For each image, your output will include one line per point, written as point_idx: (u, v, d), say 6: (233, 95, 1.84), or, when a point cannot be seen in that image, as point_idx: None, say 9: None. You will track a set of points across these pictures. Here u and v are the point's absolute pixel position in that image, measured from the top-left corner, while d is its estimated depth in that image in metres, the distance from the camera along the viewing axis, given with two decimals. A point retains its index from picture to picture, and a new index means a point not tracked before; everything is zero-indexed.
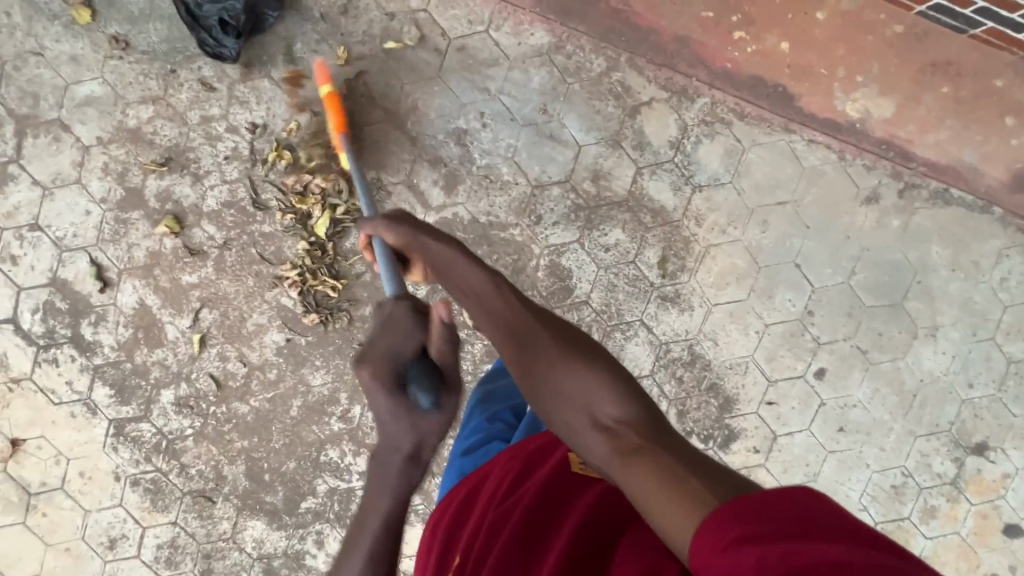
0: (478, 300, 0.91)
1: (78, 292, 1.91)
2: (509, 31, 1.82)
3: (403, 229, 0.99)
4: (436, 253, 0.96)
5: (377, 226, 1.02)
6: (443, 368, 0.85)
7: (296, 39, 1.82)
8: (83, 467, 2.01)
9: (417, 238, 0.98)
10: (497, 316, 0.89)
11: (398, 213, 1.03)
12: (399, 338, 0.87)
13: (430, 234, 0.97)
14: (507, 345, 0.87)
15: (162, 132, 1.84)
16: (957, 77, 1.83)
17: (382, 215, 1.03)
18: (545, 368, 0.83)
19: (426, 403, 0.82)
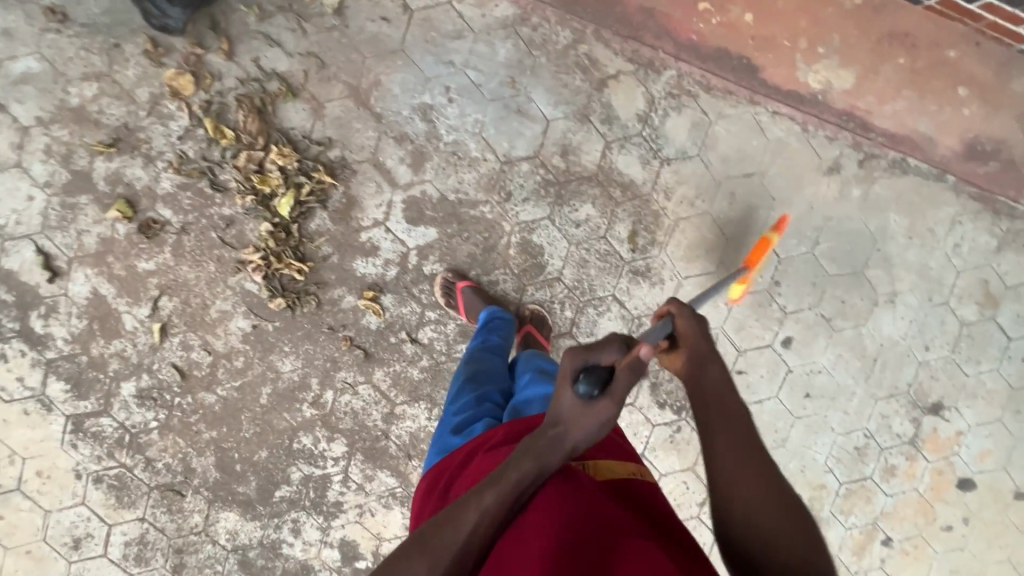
0: (725, 415, 0.95)
1: (24, 282, 1.81)
2: (473, 3, 1.77)
3: (700, 326, 1.01)
4: (714, 375, 0.98)
5: (682, 314, 1.02)
6: (616, 386, 0.88)
7: (249, 10, 1.73)
8: (40, 467, 1.92)
9: (704, 341, 1.01)
10: (736, 438, 0.93)
11: (703, 318, 1.03)
12: (601, 346, 0.91)
13: (720, 358, 0.99)
14: (721, 458, 0.92)
15: (108, 110, 1.74)
16: (912, 48, 1.88)
17: (693, 310, 1.03)
18: (754, 493, 0.89)
19: (583, 391, 0.87)
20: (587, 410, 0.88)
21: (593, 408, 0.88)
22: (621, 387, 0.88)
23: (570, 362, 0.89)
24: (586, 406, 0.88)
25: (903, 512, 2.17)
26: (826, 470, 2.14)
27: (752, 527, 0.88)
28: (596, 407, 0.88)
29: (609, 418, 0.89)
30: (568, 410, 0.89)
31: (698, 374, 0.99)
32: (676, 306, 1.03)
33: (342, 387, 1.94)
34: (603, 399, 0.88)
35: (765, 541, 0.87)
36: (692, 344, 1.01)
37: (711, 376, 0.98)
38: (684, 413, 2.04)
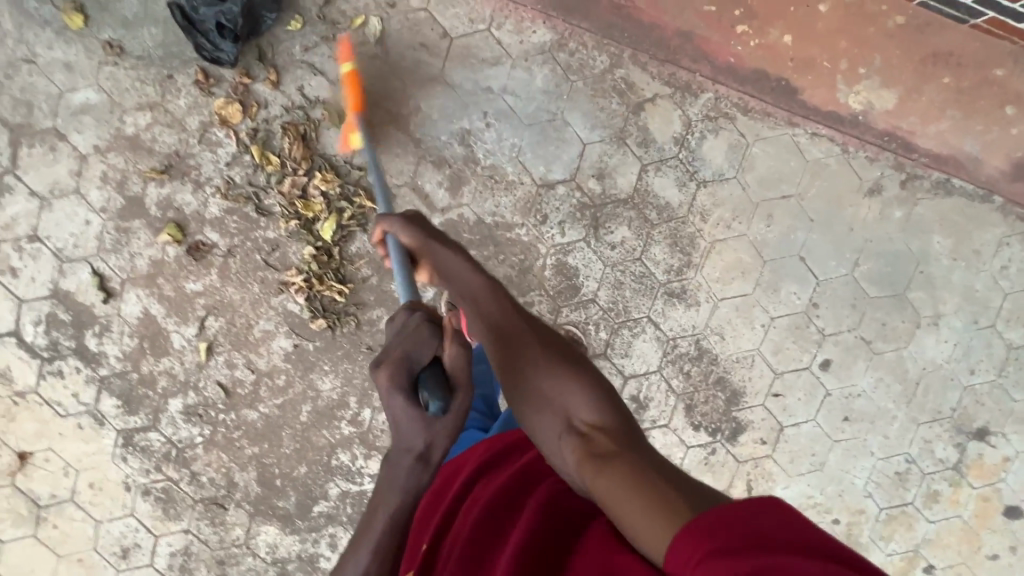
0: (493, 312, 1.05)
1: (80, 303, 1.89)
2: (512, 29, 1.79)
3: (423, 237, 1.15)
4: (447, 262, 1.12)
5: (393, 224, 1.16)
6: (455, 374, 0.90)
7: (294, 40, 1.77)
8: (92, 478, 2.00)
9: (429, 245, 1.14)
10: (511, 328, 1.01)
11: (412, 216, 1.18)
12: (412, 347, 0.89)
13: (441, 242, 1.13)
14: (507, 342, 1.00)
15: (160, 139, 1.81)
16: (958, 68, 1.84)
17: (399, 215, 1.17)
18: (547, 377, 0.94)
19: (436, 407, 0.86)
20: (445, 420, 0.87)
21: (442, 412, 0.87)
22: (463, 376, 0.90)
23: (390, 378, 0.87)
24: (438, 413, 0.86)
25: (946, 539, 2.11)
26: (866, 495, 2.09)
27: (545, 410, 0.92)
28: (446, 408, 0.87)
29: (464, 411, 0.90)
30: (416, 434, 0.86)
31: (457, 276, 1.10)
32: (393, 225, 1.16)
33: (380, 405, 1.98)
34: (455, 397, 0.88)
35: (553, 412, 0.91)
36: (422, 249, 1.15)
37: (469, 269, 1.10)
38: (718, 435, 2.02)
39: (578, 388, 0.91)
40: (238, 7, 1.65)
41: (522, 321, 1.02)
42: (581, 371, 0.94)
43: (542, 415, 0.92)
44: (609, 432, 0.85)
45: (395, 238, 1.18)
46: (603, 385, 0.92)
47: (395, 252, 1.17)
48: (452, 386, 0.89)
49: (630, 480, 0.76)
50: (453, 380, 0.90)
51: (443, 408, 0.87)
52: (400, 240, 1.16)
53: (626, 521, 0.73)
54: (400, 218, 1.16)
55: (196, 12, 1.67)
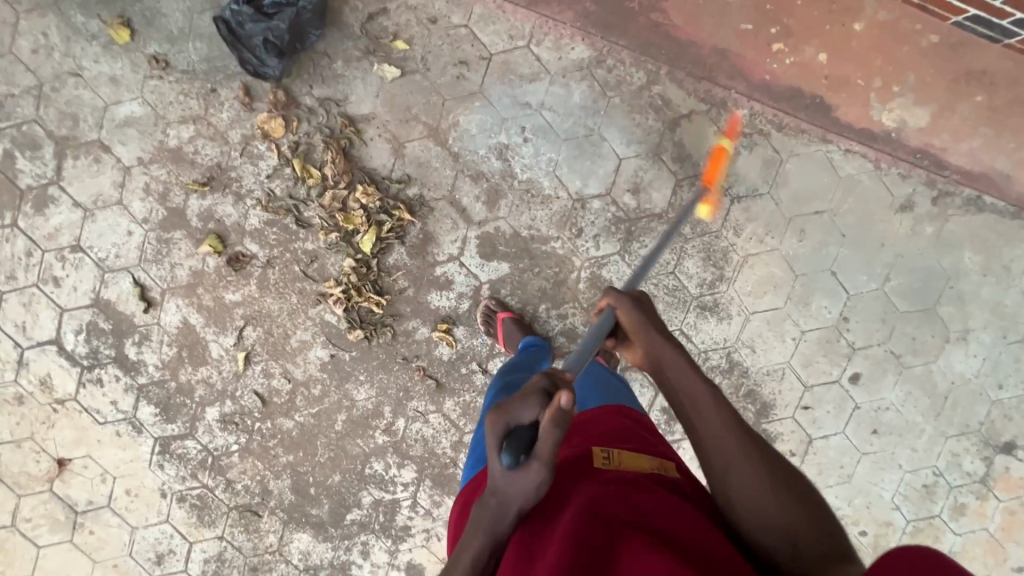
0: (701, 403, 1.01)
1: (120, 312, 1.92)
2: (551, 46, 1.81)
3: (643, 319, 1.16)
4: (667, 355, 1.10)
5: (620, 301, 1.19)
6: (540, 445, 0.83)
7: (336, 55, 1.80)
8: (129, 485, 2.02)
9: (658, 336, 1.13)
10: (718, 428, 0.98)
11: (642, 299, 1.20)
12: (518, 404, 0.86)
13: (667, 337, 1.13)
14: (713, 433, 0.97)
15: (203, 151, 1.83)
16: (991, 86, 1.86)
17: (629, 294, 1.20)
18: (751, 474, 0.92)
19: (507, 462, 0.83)
20: (516, 478, 0.84)
21: (519, 474, 0.83)
22: (546, 450, 0.82)
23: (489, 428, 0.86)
24: (514, 474, 0.83)
25: (972, 552, 2.12)
26: (893, 507, 2.10)
27: (748, 511, 0.90)
28: (524, 473, 0.83)
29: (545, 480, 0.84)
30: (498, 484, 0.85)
31: (665, 364, 1.09)
32: (621, 304, 1.18)
33: (414, 415, 2.00)
34: (532, 463, 0.82)
35: (758, 517, 0.89)
36: (641, 334, 1.15)
37: (677, 357, 1.09)
38: None
39: (788, 497, 0.91)
40: (285, 24, 1.68)
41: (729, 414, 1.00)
42: (790, 478, 0.93)
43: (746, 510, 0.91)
44: (819, 547, 0.87)
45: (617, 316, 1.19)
46: (811, 498, 0.92)
47: (606, 325, 1.20)
48: (530, 449, 0.83)
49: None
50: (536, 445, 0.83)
51: (515, 465, 0.83)
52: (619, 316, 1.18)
53: None
54: (635, 302, 1.18)
55: (243, 27, 1.71)
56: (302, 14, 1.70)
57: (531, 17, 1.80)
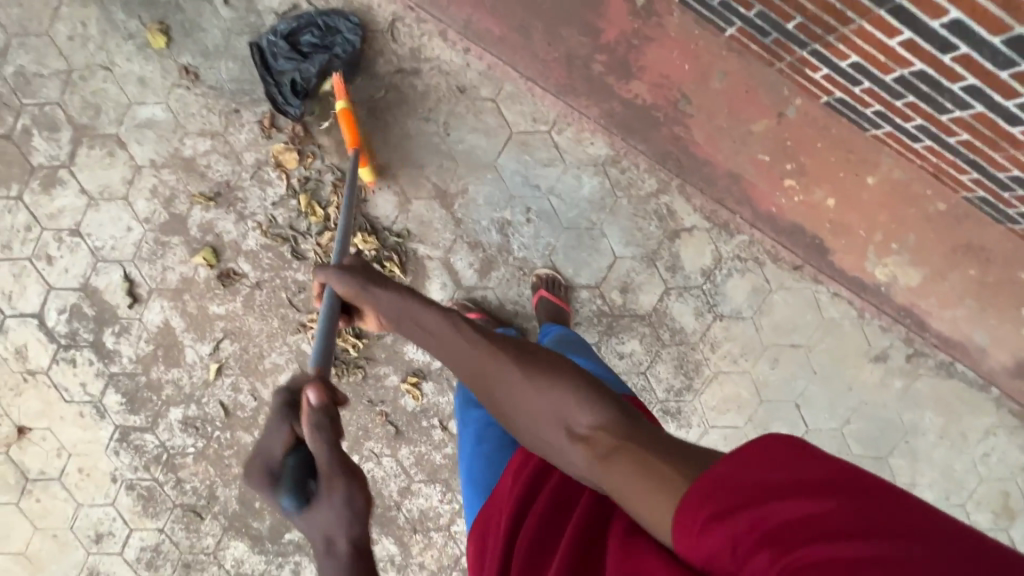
0: (456, 335, 0.99)
1: (106, 301, 1.95)
2: (571, 136, 1.84)
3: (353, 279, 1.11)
4: (386, 299, 1.08)
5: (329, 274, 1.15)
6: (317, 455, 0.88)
7: (362, 103, 1.82)
8: (83, 464, 2.07)
9: (365, 289, 1.10)
10: (461, 348, 0.97)
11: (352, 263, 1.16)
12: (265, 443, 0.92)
13: (377, 284, 1.09)
14: (475, 373, 0.95)
15: (214, 166, 1.86)
16: (986, 262, 1.89)
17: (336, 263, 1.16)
18: (522, 395, 0.88)
19: (289, 506, 0.83)
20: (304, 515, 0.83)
21: (307, 512, 0.83)
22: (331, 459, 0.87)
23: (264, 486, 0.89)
24: (313, 508, 0.83)
25: None
26: None
27: (535, 423, 0.86)
28: (314, 503, 0.83)
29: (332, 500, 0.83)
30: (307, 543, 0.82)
31: (398, 314, 1.05)
32: (326, 275, 1.16)
33: (368, 454, 2.05)
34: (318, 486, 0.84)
35: (542, 433, 0.86)
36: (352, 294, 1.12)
37: (408, 306, 1.05)
38: None
39: (565, 391, 0.85)
40: (315, 69, 1.73)
41: (496, 343, 0.96)
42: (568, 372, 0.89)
43: (535, 433, 0.87)
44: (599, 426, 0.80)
45: (330, 289, 1.17)
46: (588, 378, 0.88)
47: (331, 306, 1.18)
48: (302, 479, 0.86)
49: (646, 470, 0.71)
50: (312, 466, 0.88)
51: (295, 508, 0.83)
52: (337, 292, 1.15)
53: (639, 510, 0.69)
54: (331, 268, 1.15)
55: (276, 62, 1.74)
56: (334, 61, 1.73)
57: (558, 105, 1.82)
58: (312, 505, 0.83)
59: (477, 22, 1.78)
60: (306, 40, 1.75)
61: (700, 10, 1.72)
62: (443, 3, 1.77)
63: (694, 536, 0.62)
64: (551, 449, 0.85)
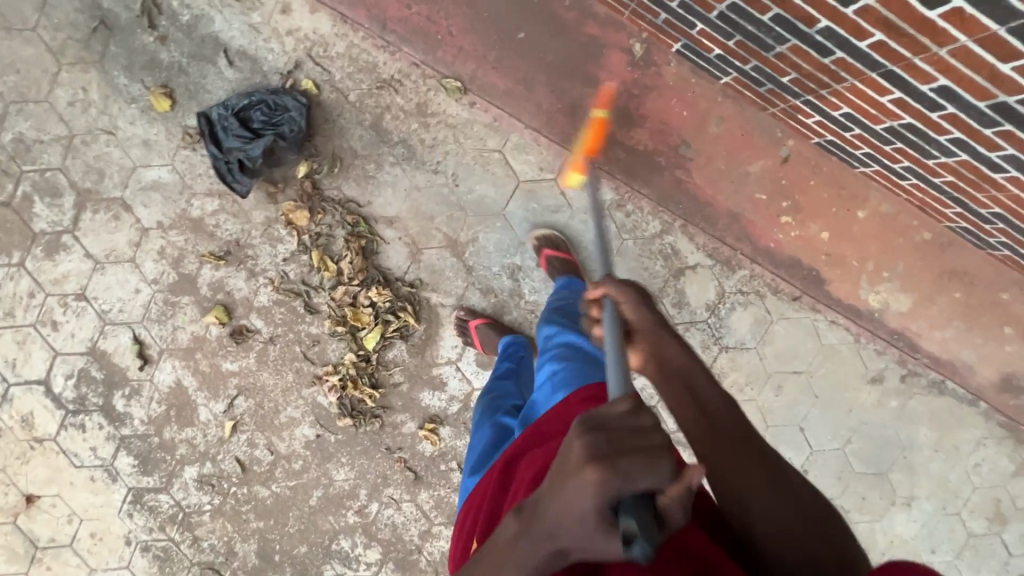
0: (675, 374, 0.92)
1: (115, 364, 1.93)
2: (577, 183, 1.89)
3: (652, 314, 0.99)
4: (667, 348, 0.95)
5: (624, 295, 1.01)
6: (670, 512, 0.54)
7: (371, 158, 1.85)
8: (95, 528, 2.02)
9: (660, 330, 0.97)
10: (698, 404, 0.88)
11: (645, 293, 1.02)
12: (623, 426, 0.58)
13: (673, 334, 0.97)
14: (719, 429, 0.85)
15: (223, 226, 1.86)
16: (970, 286, 2.01)
17: (632, 286, 1.02)
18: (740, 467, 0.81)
19: (640, 549, 0.52)
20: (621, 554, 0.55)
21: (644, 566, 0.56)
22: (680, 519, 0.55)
23: (586, 476, 0.55)
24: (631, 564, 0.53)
25: None
26: None
27: (745, 506, 0.78)
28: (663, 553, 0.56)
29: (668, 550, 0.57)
30: (582, 540, 0.56)
31: (665, 360, 0.94)
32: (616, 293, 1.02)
33: (388, 501, 2.06)
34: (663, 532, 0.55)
35: (751, 521, 0.78)
36: (642, 329, 0.98)
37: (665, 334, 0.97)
38: None
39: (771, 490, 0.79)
40: (258, 152, 1.74)
41: (715, 403, 0.88)
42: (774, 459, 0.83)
43: (746, 519, 0.78)
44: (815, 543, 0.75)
45: (611, 306, 1.01)
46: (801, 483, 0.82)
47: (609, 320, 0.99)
48: (661, 521, 0.54)
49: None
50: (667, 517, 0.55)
51: (653, 556, 0.53)
52: (621, 310, 1.00)
53: None
54: (629, 289, 1.01)
55: (224, 140, 1.77)
56: (279, 142, 1.74)
57: (563, 154, 1.88)
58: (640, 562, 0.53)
59: (481, 77, 1.82)
60: (256, 118, 1.76)
61: (696, 61, 1.79)
62: (448, 59, 1.81)
63: None
64: (748, 535, 0.78)
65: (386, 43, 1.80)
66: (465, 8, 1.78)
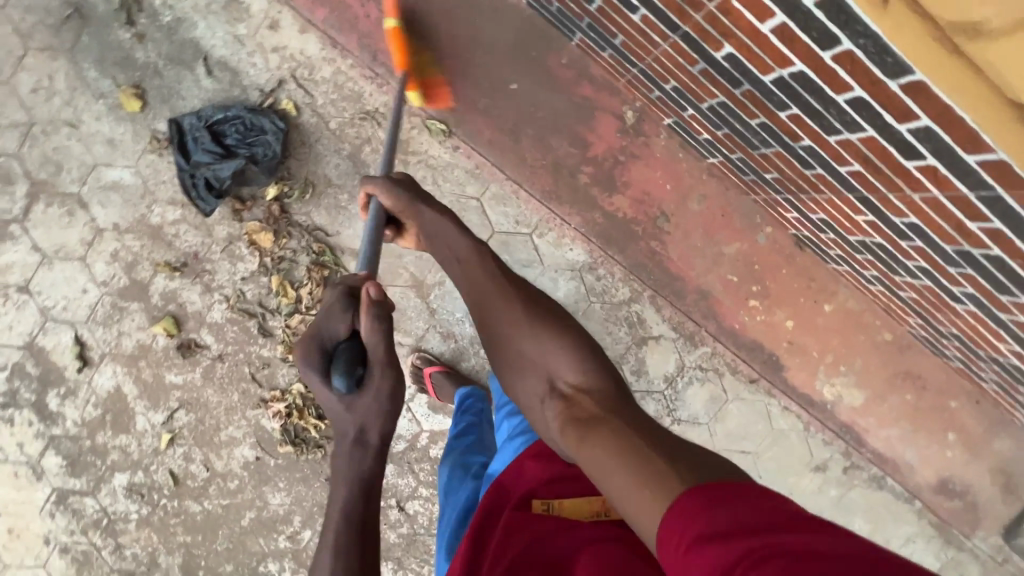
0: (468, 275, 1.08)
1: (53, 362, 1.87)
2: (552, 240, 1.87)
3: (399, 198, 1.15)
4: (428, 223, 1.15)
5: (377, 185, 1.16)
6: (370, 350, 0.94)
7: (344, 188, 1.80)
8: (12, 524, 1.95)
9: (415, 208, 1.15)
10: (478, 283, 1.05)
11: (400, 178, 1.17)
12: (326, 323, 0.97)
13: (426, 204, 1.15)
14: (484, 305, 1.02)
15: (183, 236, 1.81)
16: (921, 389, 2.04)
17: (384, 176, 1.17)
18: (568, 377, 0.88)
19: (340, 383, 0.92)
20: (339, 398, 0.92)
21: (351, 402, 0.92)
22: (378, 352, 0.94)
23: (313, 366, 0.95)
24: (354, 396, 0.92)
25: None
26: None
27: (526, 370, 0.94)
28: (364, 395, 0.92)
29: (380, 405, 0.93)
30: (342, 412, 0.93)
31: (434, 235, 1.14)
32: (372, 186, 1.16)
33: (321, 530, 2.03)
34: (365, 377, 0.92)
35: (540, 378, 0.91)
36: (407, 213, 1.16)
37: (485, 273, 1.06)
38: None
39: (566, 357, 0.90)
40: (228, 175, 1.69)
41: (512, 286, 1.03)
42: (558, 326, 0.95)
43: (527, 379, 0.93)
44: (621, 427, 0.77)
45: (376, 203, 1.16)
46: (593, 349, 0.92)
47: (376, 219, 1.15)
48: (355, 363, 0.93)
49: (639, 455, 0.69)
50: (358, 356, 0.94)
51: (350, 386, 0.92)
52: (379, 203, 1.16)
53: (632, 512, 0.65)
54: (378, 178, 1.17)
55: (193, 156, 1.71)
56: (251, 167, 1.70)
57: (542, 210, 1.85)
58: (359, 390, 0.92)
59: (468, 122, 1.78)
60: (230, 134, 1.71)
61: (685, 138, 1.78)
62: (435, 99, 1.77)
63: (683, 556, 0.56)
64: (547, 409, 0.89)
65: (374, 75, 1.75)
66: (460, 51, 1.74)
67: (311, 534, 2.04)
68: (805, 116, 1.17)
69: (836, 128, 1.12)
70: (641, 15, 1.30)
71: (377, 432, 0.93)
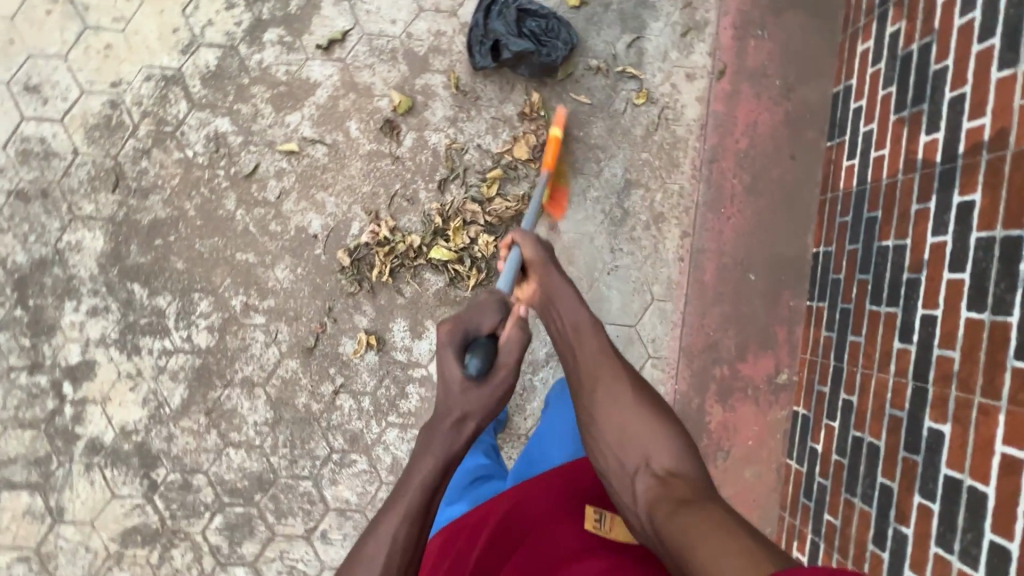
0: (577, 324, 1.23)
1: (310, 20, 1.92)
2: (654, 376, 2.00)
3: (540, 252, 1.33)
4: (553, 282, 1.31)
5: (524, 237, 1.34)
6: (501, 350, 1.07)
7: (598, 189, 1.98)
8: (120, 49, 1.89)
9: (549, 269, 1.32)
10: (587, 338, 1.21)
11: (543, 241, 1.37)
12: (474, 316, 1.11)
13: (557, 269, 1.33)
14: (571, 337, 1.23)
15: (486, 82, 1.95)
16: None
17: (534, 234, 1.35)
18: (620, 393, 1.10)
19: (473, 367, 1.02)
20: (465, 382, 1.01)
21: (486, 378, 1.03)
22: (508, 356, 1.07)
23: (450, 337, 1.06)
24: (477, 380, 1.02)
25: None
26: None
27: (611, 430, 1.05)
28: (487, 384, 1.02)
29: (504, 387, 1.05)
30: (456, 391, 1.01)
31: (545, 272, 1.32)
32: (520, 237, 1.34)
33: (270, 329, 1.92)
34: (496, 367, 1.04)
35: (625, 440, 1.02)
36: (538, 267, 1.33)
37: (546, 262, 1.33)
38: None
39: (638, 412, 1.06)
40: (514, 53, 1.85)
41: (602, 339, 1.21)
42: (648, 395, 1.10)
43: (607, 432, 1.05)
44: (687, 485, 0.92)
45: (518, 251, 1.35)
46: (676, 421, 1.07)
47: (512, 263, 1.34)
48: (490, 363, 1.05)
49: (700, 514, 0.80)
50: (495, 355, 1.06)
51: (479, 372, 1.03)
52: (527, 252, 1.32)
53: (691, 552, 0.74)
54: (526, 232, 1.35)
55: (492, 22, 1.88)
56: (534, 57, 1.86)
57: (673, 354, 2.00)
58: (488, 374, 1.03)
59: (705, 257, 2.00)
60: (529, 24, 1.89)
61: (795, 431, 1.98)
62: (707, 224, 2.00)
63: None
64: (618, 473, 1.00)
65: (697, 168, 2.00)
66: (752, 222, 2.01)
67: (255, 314, 1.92)
68: (935, 517, 1.37)
69: (950, 546, 1.32)
70: (902, 347, 1.53)
71: (471, 418, 1.01)
